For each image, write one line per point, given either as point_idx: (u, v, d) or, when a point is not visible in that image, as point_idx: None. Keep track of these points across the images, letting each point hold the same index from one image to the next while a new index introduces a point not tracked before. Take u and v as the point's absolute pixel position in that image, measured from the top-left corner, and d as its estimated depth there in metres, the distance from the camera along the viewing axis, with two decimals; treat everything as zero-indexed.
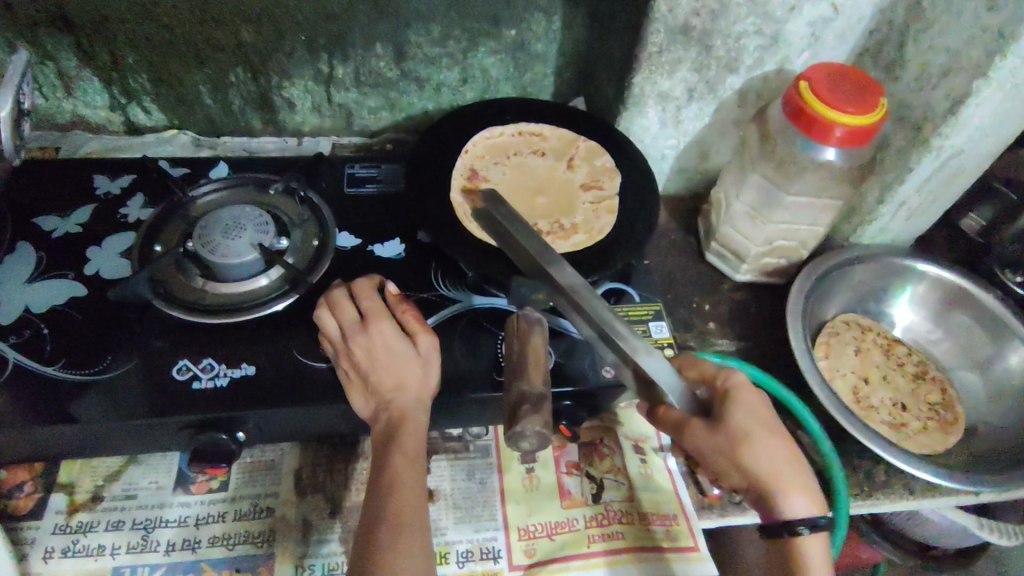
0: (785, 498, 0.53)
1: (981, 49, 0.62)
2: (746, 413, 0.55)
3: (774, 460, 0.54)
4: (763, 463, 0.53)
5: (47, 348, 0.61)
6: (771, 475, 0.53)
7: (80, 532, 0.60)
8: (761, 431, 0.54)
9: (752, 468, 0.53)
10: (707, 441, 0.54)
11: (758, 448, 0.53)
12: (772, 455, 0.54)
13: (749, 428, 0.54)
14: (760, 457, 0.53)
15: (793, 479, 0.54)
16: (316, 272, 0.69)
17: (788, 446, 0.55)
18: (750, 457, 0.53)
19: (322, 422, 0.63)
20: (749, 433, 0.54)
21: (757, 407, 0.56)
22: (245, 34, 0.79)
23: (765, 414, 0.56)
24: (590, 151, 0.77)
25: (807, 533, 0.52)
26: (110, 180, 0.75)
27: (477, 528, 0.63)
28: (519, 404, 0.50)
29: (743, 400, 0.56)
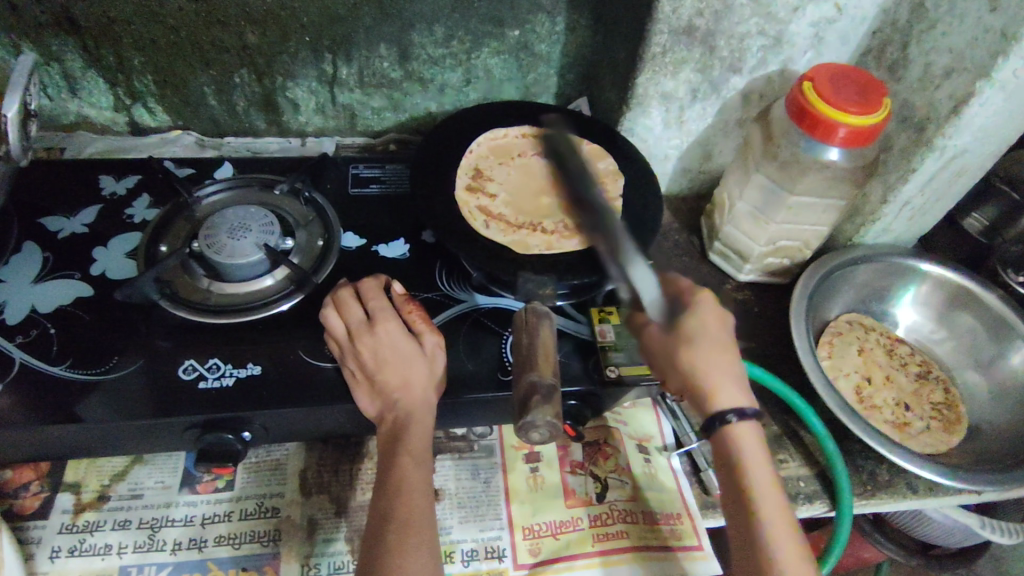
0: (719, 393, 0.56)
1: (985, 50, 0.62)
2: (700, 323, 0.59)
3: (716, 362, 0.57)
4: (700, 362, 0.57)
5: (54, 348, 0.61)
6: (712, 370, 0.57)
7: (86, 532, 0.60)
8: (706, 337, 0.58)
9: (688, 366, 0.57)
10: (656, 339, 0.58)
11: (702, 346, 0.57)
12: (716, 358, 0.57)
13: (698, 334, 0.58)
14: (703, 356, 0.57)
15: (732, 381, 0.57)
16: (321, 273, 0.69)
17: (733, 356, 0.58)
18: (690, 353, 0.57)
19: (327, 422, 0.63)
20: (697, 337, 0.58)
21: (715, 322, 0.59)
22: (250, 36, 0.79)
23: (720, 330, 0.59)
24: (595, 152, 0.76)
25: (730, 421, 0.55)
26: (115, 180, 0.75)
27: (481, 528, 0.63)
28: (530, 395, 0.49)
29: (703, 312, 0.59)
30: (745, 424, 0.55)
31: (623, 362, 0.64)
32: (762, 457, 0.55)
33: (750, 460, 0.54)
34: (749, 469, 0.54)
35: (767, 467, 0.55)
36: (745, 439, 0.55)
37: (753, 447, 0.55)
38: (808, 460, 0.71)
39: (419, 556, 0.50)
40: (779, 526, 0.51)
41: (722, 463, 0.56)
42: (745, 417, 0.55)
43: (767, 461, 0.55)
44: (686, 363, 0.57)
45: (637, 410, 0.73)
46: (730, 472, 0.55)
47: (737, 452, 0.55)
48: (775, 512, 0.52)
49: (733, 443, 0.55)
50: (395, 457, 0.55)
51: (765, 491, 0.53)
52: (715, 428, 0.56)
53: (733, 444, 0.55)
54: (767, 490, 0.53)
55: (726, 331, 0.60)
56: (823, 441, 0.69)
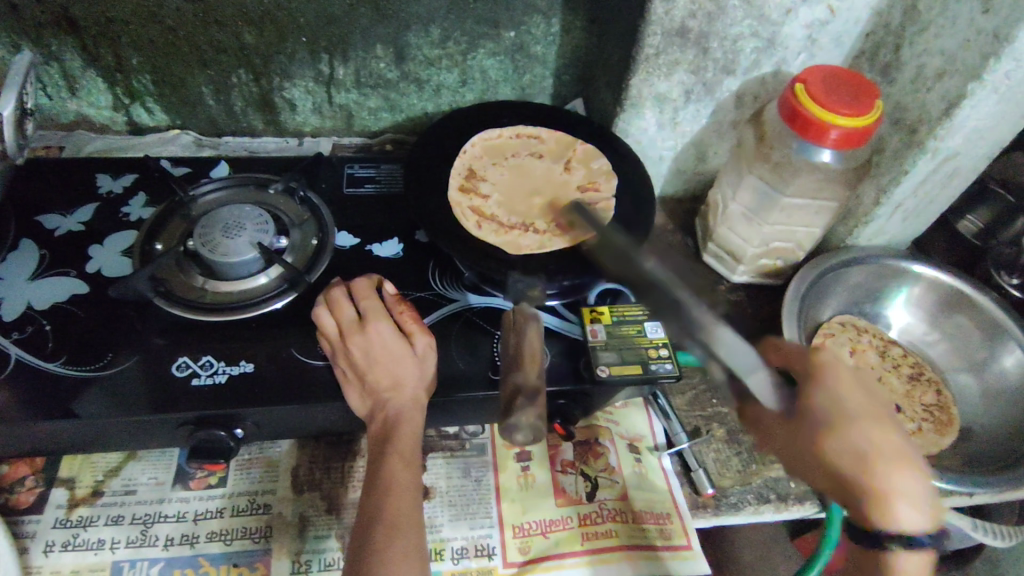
0: (893, 490, 0.56)
1: (977, 52, 0.62)
2: (843, 399, 0.60)
3: (861, 447, 0.57)
4: (864, 448, 0.57)
5: (49, 344, 0.62)
6: (876, 457, 0.56)
7: (80, 526, 0.61)
8: (855, 423, 0.58)
9: (840, 456, 0.57)
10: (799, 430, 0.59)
11: (846, 431, 0.58)
12: (879, 441, 0.57)
13: (843, 414, 0.59)
14: (857, 437, 0.57)
15: (899, 479, 0.56)
16: (315, 272, 0.69)
17: (887, 436, 0.58)
18: (837, 442, 0.57)
19: (319, 420, 0.64)
20: (846, 419, 0.58)
21: (856, 402, 0.59)
22: (248, 36, 0.80)
23: (868, 405, 0.59)
24: (588, 154, 0.78)
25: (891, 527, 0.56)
26: (113, 179, 0.76)
27: (472, 525, 0.64)
28: (513, 398, 0.51)
29: (837, 387, 0.61)
30: (926, 529, 0.56)
31: (612, 362, 0.65)
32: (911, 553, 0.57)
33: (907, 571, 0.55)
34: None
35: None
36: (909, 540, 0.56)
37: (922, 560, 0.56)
38: None
39: (409, 554, 0.51)
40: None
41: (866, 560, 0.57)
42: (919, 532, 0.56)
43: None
44: (833, 452, 0.57)
45: (628, 409, 0.73)
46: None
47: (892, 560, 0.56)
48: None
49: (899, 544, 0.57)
50: (384, 456, 0.55)
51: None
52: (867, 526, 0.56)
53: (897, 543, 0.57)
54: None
55: (874, 406, 0.59)
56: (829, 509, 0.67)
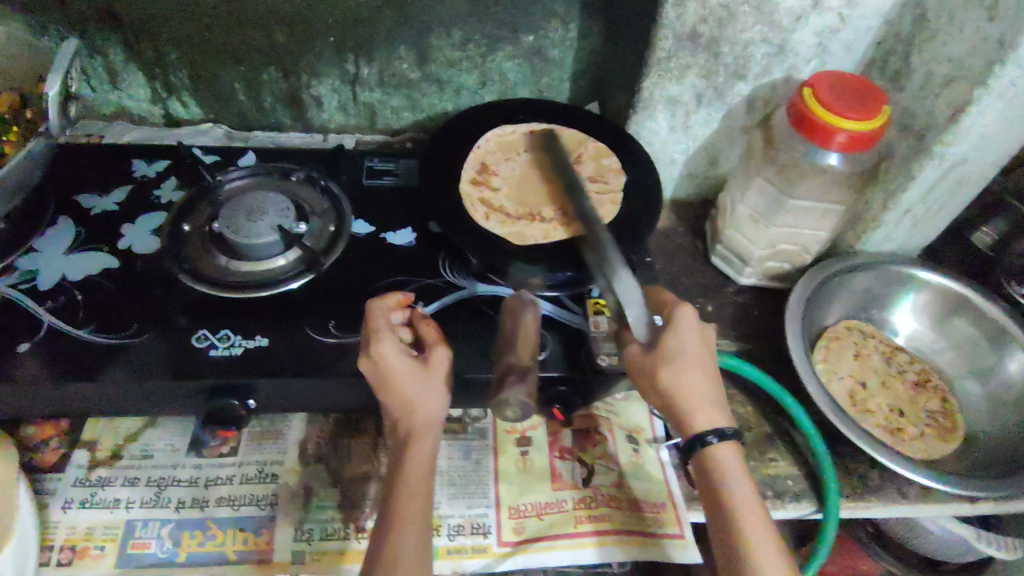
0: (701, 406, 0.60)
1: (983, 58, 0.63)
2: (679, 340, 0.61)
3: (691, 380, 0.60)
4: (676, 385, 0.60)
5: (79, 313, 0.66)
6: (690, 387, 0.60)
7: (98, 485, 0.64)
8: (684, 357, 0.60)
9: (665, 387, 0.60)
10: (637, 363, 0.61)
11: (678, 366, 0.60)
12: (692, 377, 0.60)
13: (681, 350, 0.60)
14: (676, 374, 0.60)
15: (703, 398, 0.60)
16: (331, 257, 0.73)
17: (706, 372, 0.61)
18: (673, 372, 0.59)
19: (329, 396, 0.66)
20: (675, 358, 0.60)
21: (693, 339, 0.62)
22: (279, 34, 0.84)
23: (698, 346, 0.61)
24: (598, 151, 0.79)
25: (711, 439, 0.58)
26: (147, 164, 0.80)
27: (469, 504, 0.66)
28: (505, 375, 0.51)
29: (678, 327, 0.61)
30: (725, 444, 0.59)
31: (613, 352, 0.66)
32: (741, 476, 0.59)
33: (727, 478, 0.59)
34: (729, 483, 0.58)
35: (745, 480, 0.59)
36: (723, 457, 0.59)
37: (730, 464, 0.59)
38: (796, 459, 0.73)
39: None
40: (767, 555, 0.55)
41: (705, 482, 0.60)
42: (721, 437, 0.59)
43: (738, 473, 0.59)
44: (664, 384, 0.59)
45: (628, 402, 0.75)
46: (711, 486, 0.59)
47: (715, 467, 0.59)
48: (759, 531, 0.56)
49: (713, 460, 0.59)
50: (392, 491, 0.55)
51: (747, 507, 0.57)
52: (698, 446, 0.59)
53: (714, 459, 0.59)
54: (748, 507, 0.57)
55: (702, 343, 0.61)
56: (783, 402, 0.73)
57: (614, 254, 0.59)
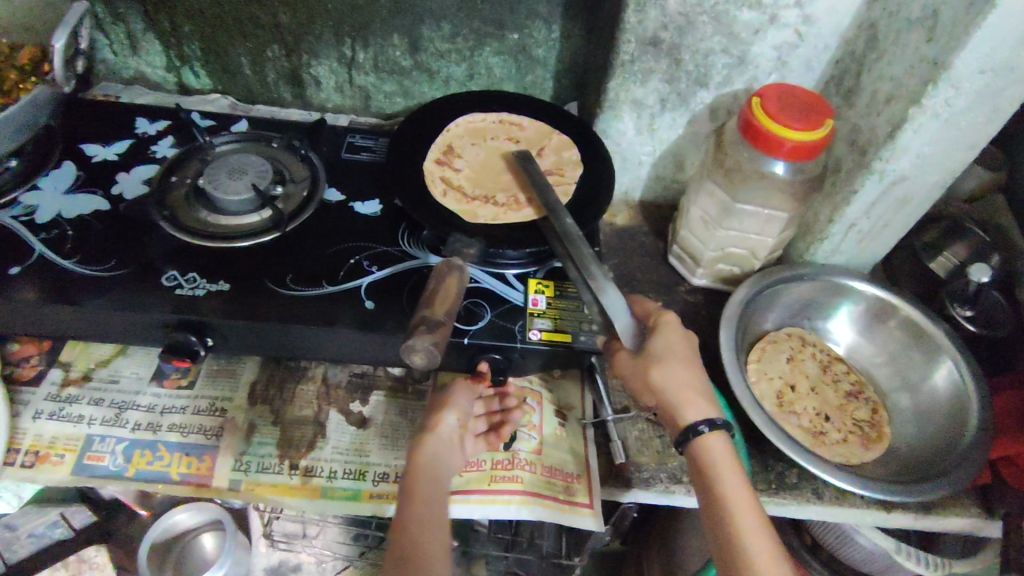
0: (692, 402, 0.65)
1: (919, 78, 0.67)
2: (664, 342, 0.68)
3: (679, 376, 0.66)
4: (667, 380, 0.66)
5: (67, 245, 0.73)
6: (679, 385, 0.66)
7: (66, 402, 0.71)
8: (673, 357, 0.67)
9: (658, 384, 0.66)
10: (628, 363, 0.67)
11: (667, 362, 0.66)
12: (682, 374, 0.66)
13: (669, 351, 0.68)
14: (666, 372, 0.66)
15: (692, 393, 0.66)
16: (299, 218, 0.79)
17: (691, 370, 0.68)
18: (664, 369, 0.66)
19: (280, 344, 0.72)
20: (662, 357, 0.67)
21: (680, 342, 0.69)
22: (282, 16, 0.92)
23: (682, 348, 0.69)
24: (560, 145, 0.86)
25: (705, 427, 0.63)
26: (149, 122, 0.88)
27: (397, 456, 0.71)
28: (418, 324, 0.56)
29: (660, 332, 0.69)
30: (717, 434, 0.64)
31: (545, 327, 0.71)
32: (732, 463, 0.63)
33: (719, 464, 0.62)
34: (723, 475, 0.61)
35: (737, 473, 0.62)
36: (716, 450, 0.63)
37: (723, 454, 0.63)
38: None
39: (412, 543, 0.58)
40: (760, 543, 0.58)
41: (698, 470, 0.63)
42: (713, 429, 0.63)
43: (731, 465, 0.62)
44: (656, 380, 0.66)
45: (564, 380, 0.79)
46: (705, 476, 0.62)
47: (708, 458, 0.62)
48: (750, 518, 0.59)
49: (706, 452, 0.63)
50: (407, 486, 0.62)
51: (739, 499, 0.60)
52: (690, 436, 0.63)
53: (706, 451, 0.63)
54: (740, 498, 0.60)
55: (686, 347, 0.69)
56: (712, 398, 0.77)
57: (596, 269, 0.69)
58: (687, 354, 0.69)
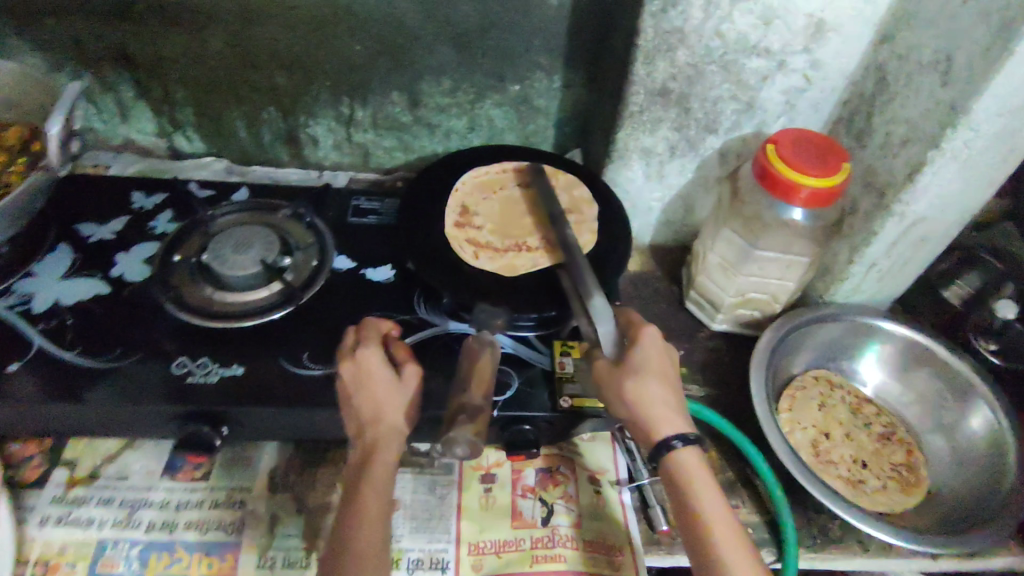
0: (663, 415, 0.60)
1: (936, 121, 0.66)
2: (642, 354, 0.63)
3: (656, 390, 0.61)
4: (637, 394, 0.60)
5: (68, 336, 0.69)
6: (652, 399, 0.61)
7: (74, 504, 0.67)
8: (647, 369, 0.62)
9: (626, 397, 0.61)
10: (603, 373, 0.63)
11: (638, 376, 0.61)
12: (659, 389, 0.61)
13: (643, 364, 0.62)
14: (637, 385, 0.61)
15: (667, 409, 0.61)
16: (310, 290, 0.76)
17: (668, 383, 0.62)
18: (634, 382, 0.61)
19: (300, 427, 0.69)
20: (639, 369, 0.62)
21: (658, 355, 0.64)
22: (278, 78, 0.90)
23: (659, 359, 0.63)
24: (570, 189, 0.84)
25: (676, 443, 0.58)
26: (145, 196, 0.85)
27: (429, 539, 0.68)
28: (457, 414, 0.54)
29: (639, 342, 0.64)
30: (690, 448, 0.59)
31: (575, 394, 0.69)
32: (705, 477, 0.59)
33: (693, 480, 0.58)
34: (695, 489, 0.58)
35: (711, 484, 0.59)
36: (687, 463, 0.59)
37: (695, 467, 0.59)
38: (758, 508, 0.74)
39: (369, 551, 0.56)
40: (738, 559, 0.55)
41: (671, 486, 0.59)
42: (685, 442, 0.59)
43: (703, 478, 0.59)
44: (625, 394, 0.60)
45: (594, 442, 0.77)
46: (679, 492, 0.59)
47: (683, 474, 0.59)
48: (726, 533, 0.56)
49: (680, 468, 0.59)
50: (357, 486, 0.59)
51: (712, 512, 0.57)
52: (663, 451, 0.59)
53: (680, 465, 0.59)
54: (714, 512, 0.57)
55: (663, 361, 0.63)
56: (751, 456, 0.74)
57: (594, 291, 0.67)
58: (664, 367, 0.63)
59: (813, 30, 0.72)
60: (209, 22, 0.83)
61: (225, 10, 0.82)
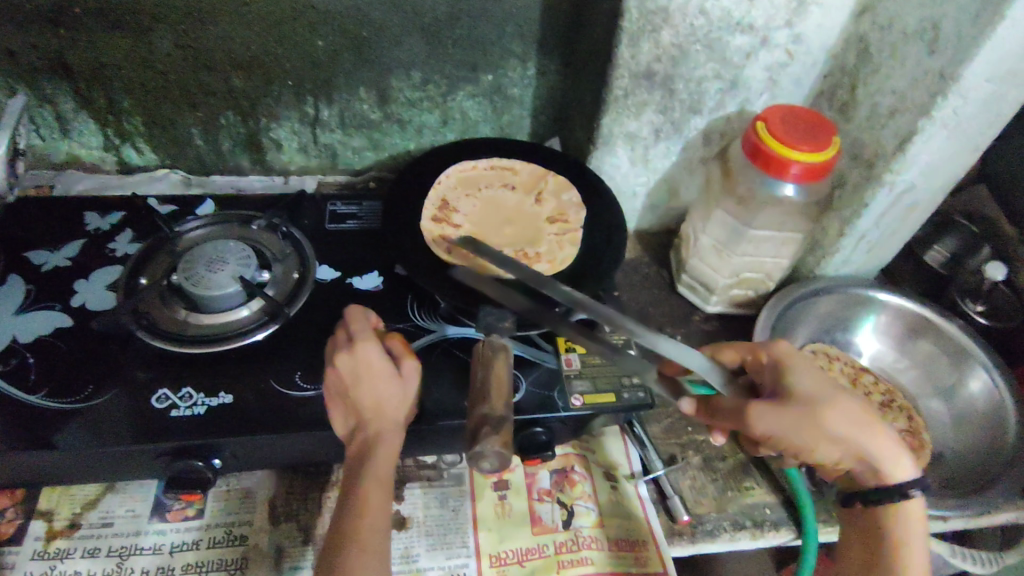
0: (882, 444, 0.57)
1: (925, 90, 0.66)
2: (808, 382, 0.58)
3: (851, 415, 0.56)
4: (849, 427, 0.55)
5: (31, 376, 0.63)
6: (862, 428, 0.56)
7: (56, 559, 0.61)
8: (829, 392, 0.57)
9: (848, 436, 0.55)
10: (778, 420, 0.55)
11: (839, 405, 0.56)
12: (869, 420, 0.57)
13: (817, 390, 0.57)
14: (847, 419, 0.56)
15: (880, 433, 0.57)
16: (295, 305, 0.71)
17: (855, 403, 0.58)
18: (838, 414, 0.55)
19: (299, 451, 0.64)
20: (825, 398, 0.56)
21: (818, 373, 0.59)
22: (236, 80, 0.83)
23: (825, 383, 0.58)
24: (558, 186, 0.82)
25: (911, 493, 0.57)
26: (101, 217, 0.78)
27: (448, 555, 0.65)
28: (480, 426, 0.52)
29: (790, 369, 0.59)
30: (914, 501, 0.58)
31: (586, 390, 0.67)
32: (924, 542, 0.57)
33: (908, 535, 0.58)
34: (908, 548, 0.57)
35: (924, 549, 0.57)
36: (908, 520, 0.58)
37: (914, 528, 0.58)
38: (772, 486, 0.72)
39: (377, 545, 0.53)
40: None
41: (879, 534, 0.59)
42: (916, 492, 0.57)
43: (924, 540, 0.58)
44: (845, 432, 0.55)
45: (603, 438, 0.75)
46: (890, 545, 0.58)
47: (900, 529, 0.58)
48: None
49: (902, 523, 0.58)
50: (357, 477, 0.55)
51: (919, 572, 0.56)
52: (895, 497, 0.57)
53: (904, 521, 0.58)
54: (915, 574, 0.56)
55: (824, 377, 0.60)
56: None
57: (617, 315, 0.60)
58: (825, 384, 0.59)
59: (796, 4, 0.71)
60: (155, 23, 0.77)
61: (173, 10, 0.76)
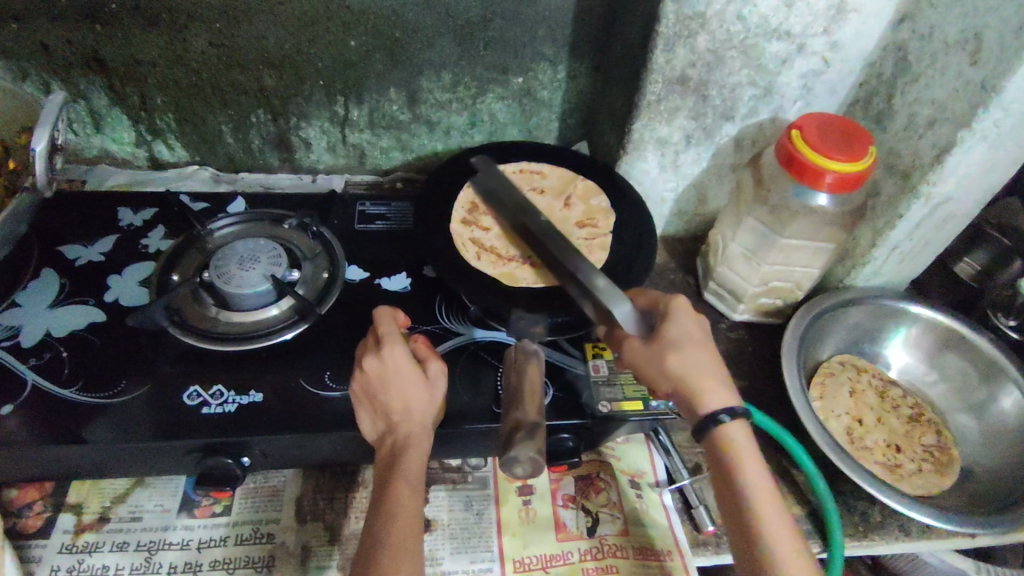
0: (710, 387, 0.60)
1: (966, 101, 0.64)
2: (681, 329, 0.62)
3: (699, 363, 0.60)
4: (689, 368, 0.60)
5: (65, 371, 0.63)
6: (685, 368, 0.60)
7: (86, 552, 0.61)
8: (692, 341, 0.61)
9: (674, 373, 0.60)
10: (642, 350, 0.61)
11: (682, 353, 0.60)
12: (697, 361, 0.60)
13: (686, 338, 0.61)
14: (686, 361, 0.60)
15: (709, 378, 0.60)
16: (325, 305, 0.71)
17: (707, 353, 0.61)
18: (684, 358, 0.60)
19: (326, 450, 0.64)
20: (679, 343, 0.61)
21: (695, 326, 0.63)
22: (267, 79, 0.84)
23: (700, 334, 0.62)
24: (587, 191, 0.81)
25: (723, 417, 0.58)
26: (133, 213, 0.79)
27: (473, 559, 0.64)
28: (514, 431, 0.52)
29: (673, 315, 0.63)
30: (738, 425, 0.59)
31: (614, 397, 0.66)
32: (755, 464, 0.57)
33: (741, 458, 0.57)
34: (744, 468, 0.57)
35: (762, 472, 0.57)
36: (738, 442, 0.58)
37: (746, 449, 0.58)
38: (799, 500, 0.72)
39: (406, 550, 0.52)
40: (784, 544, 0.53)
41: (716, 461, 0.59)
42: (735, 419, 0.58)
43: (754, 463, 0.57)
44: (682, 369, 0.59)
45: (629, 444, 0.75)
46: (724, 466, 0.58)
47: (729, 451, 0.58)
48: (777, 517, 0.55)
49: (727, 445, 0.58)
50: (388, 481, 0.55)
51: (766, 495, 0.56)
52: (706, 430, 0.58)
53: (729, 441, 0.58)
54: (766, 495, 0.56)
55: (702, 330, 0.63)
56: (790, 448, 0.72)
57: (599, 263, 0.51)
58: (700, 337, 0.62)
59: (834, 12, 0.71)
60: (189, 21, 0.77)
61: (208, 8, 0.76)
